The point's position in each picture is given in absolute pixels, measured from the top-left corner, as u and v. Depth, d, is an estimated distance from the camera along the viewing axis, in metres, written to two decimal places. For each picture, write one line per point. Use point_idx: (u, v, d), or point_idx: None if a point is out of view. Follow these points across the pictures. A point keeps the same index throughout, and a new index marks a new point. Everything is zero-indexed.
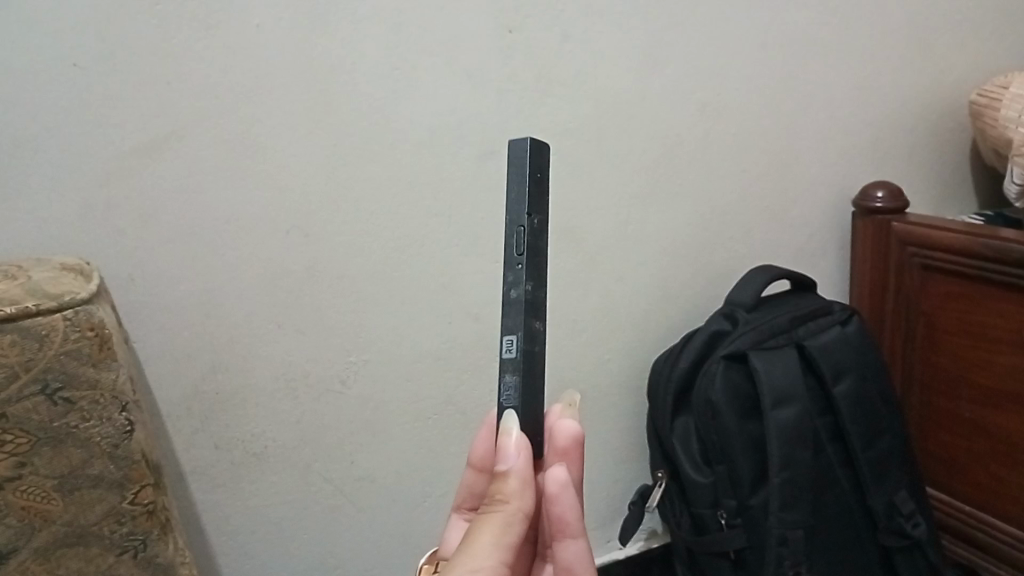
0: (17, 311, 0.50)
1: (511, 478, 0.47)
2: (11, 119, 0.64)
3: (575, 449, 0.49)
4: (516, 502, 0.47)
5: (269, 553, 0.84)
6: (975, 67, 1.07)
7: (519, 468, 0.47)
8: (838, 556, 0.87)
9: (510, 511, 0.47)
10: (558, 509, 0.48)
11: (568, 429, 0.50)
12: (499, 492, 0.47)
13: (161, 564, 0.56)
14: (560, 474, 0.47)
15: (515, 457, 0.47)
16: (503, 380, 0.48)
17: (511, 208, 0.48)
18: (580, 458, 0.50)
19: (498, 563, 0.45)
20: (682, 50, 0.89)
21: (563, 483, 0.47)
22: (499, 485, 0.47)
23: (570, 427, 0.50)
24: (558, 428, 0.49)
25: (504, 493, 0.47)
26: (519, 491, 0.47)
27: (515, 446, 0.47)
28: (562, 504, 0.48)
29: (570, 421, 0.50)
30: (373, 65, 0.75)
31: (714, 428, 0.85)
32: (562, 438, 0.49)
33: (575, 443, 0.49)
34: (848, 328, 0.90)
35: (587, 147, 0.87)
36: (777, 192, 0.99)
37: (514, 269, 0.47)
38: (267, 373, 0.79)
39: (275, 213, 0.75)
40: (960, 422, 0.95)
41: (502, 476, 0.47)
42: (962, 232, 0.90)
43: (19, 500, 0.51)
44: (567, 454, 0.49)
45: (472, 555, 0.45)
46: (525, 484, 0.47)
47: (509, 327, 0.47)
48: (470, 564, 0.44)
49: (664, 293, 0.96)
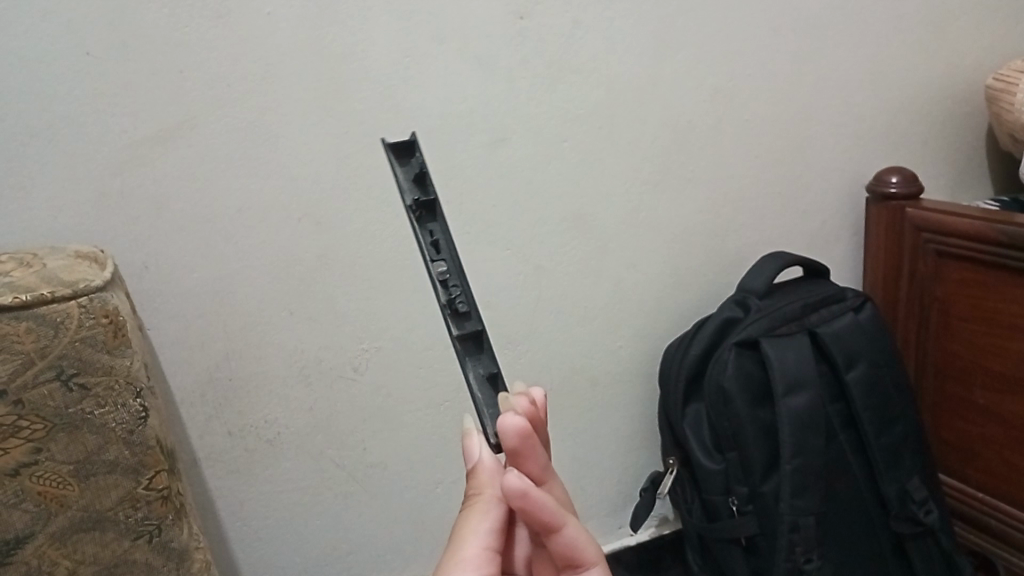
0: (33, 299, 0.51)
1: (480, 471, 0.51)
2: (25, 109, 0.65)
3: (525, 443, 0.47)
4: (489, 490, 0.50)
5: (283, 538, 0.85)
6: (993, 50, 1.05)
7: (487, 459, 0.51)
8: (848, 543, 0.87)
9: (485, 498, 0.50)
10: (531, 512, 0.47)
11: (511, 425, 0.47)
12: (473, 486, 0.51)
13: (176, 548, 0.57)
14: (514, 483, 0.46)
15: (478, 449, 0.51)
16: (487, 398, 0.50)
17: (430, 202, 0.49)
18: (533, 447, 0.48)
19: (485, 548, 0.48)
20: (696, 35, 0.88)
21: (522, 487, 0.46)
22: (473, 480, 0.51)
23: (512, 422, 0.47)
24: (501, 428, 0.47)
25: (476, 485, 0.50)
26: (489, 480, 0.50)
27: (474, 443, 0.51)
28: (532, 506, 0.47)
29: (513, 415, 0.47)
30: (385, 52, 0.75)
31: (726, 415, 0.85)
32: (507, 436, 0.47)
33: (523, 437, 0.47)
34: (861, 315, 0.89)
35: (599, 134, 0.86)
36: (790, 177, 0.98)
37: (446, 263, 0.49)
38: (279, 360, 0.79)
39: (286, 200, 0.75)
40: (974, 409, 0.95)
41: (473, 472, 0.51)
42: (979, 217, 0.88)
43: (36, 485, 0.52)
44: (518, 448, 0.48)
45: (459, 547, 0.48)
46: (495, 472, 0.51)
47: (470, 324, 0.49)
48: (459, 556, 0.48)
49: (676, 281, 0.96)
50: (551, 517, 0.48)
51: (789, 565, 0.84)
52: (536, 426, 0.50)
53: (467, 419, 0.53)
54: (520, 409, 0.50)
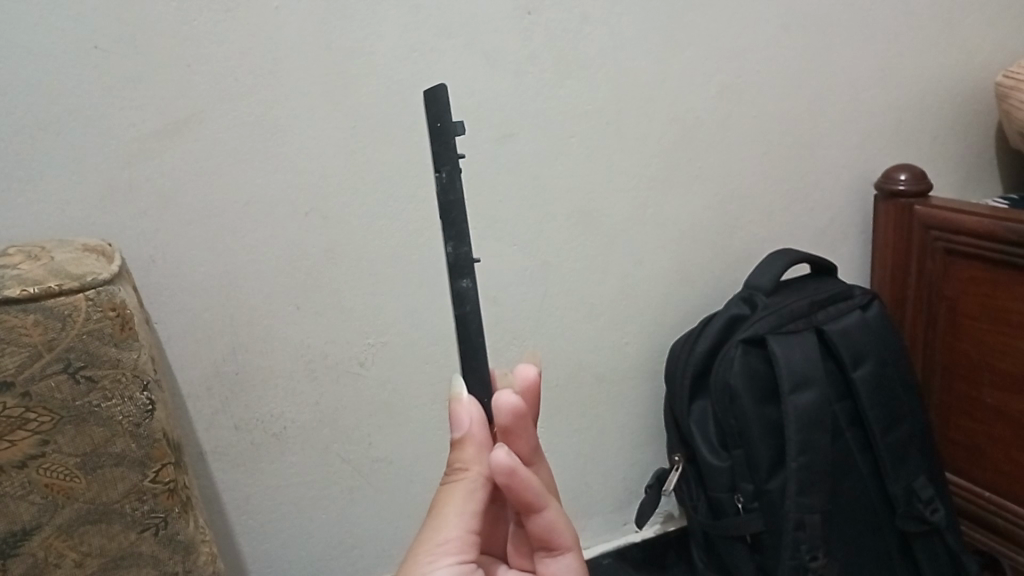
0: (40, 291, 0.51)
1: (467, 445, 0.49)
2: (34, 102, 0.65)
3: (517, 422, 0.47)
4: (475, 468, 0.48)
5: (289, 532, 0.85)
6: (1004, 46, 1.05)
7: (474, 433, 0.49)
8: (854, 541, 0.87)
9: (471, 477, 0.48)
10: (517, 491, 0.47)
11: (507, 404, 0.47)
12: (458, 460, 0.49)
13: (183, 541, 0.57)
14: (505, 460, 0.46)
15: (469, 421, 0.48)
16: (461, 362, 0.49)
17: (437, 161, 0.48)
18: (525, 428, 0.48)
19: (465, 531, 0.48)
20: (705, 31, 0.87)
21: (511, 466, 0.46)
22: (458, 454, 0.49)
23: (506, 400, 0.47)
24: (496, 404, 0.47)
25: (463, 460, 0.49)
26: (475, 457, 0.49)
27: (465, 412, 0.48)
28: (518, 485, 0.47)
29: (509, 392, 0.48)
30: (392, 47, 0.75)
31: (732, 412, 0.84)
32: (501, 413, 0.47)
33: (517, 415, 0.47)
34: (869, 312, 0.89)
35: (606, 130, 0.86)
36: (798, 173, 0.98)
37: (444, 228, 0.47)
38: (285, 355, 0.79)
39: (293, 195, 0.75)
40: (982, 408, 0.94)
41: (460, 445, 0.49)
42: (987, 215, 0.88)
43: (42, 478, 0.52)
44: (510, 427, 0.47)
45: (440, 528, 0.48)
46: (482, 449, 0.49)
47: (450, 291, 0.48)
48: (439, 538, 0.48)
49: (683, 277, 0.95)
50: (534, 499, 0.48)
51: (795, 563, 0.83)
52: (532, 407, 0.50)
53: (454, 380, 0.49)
54: (520, 387, 0.50)
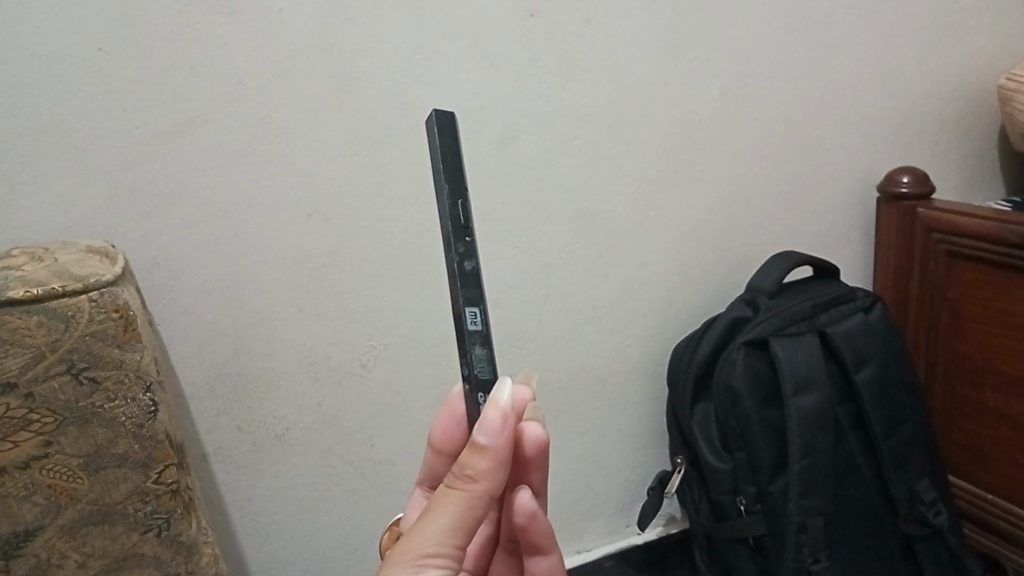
0: (44, 293, 0.51)
1: (484, 454, 0.47)
2: (37, 104, 0.65)
3: (539, 455, 0.53)
4: (485, 482, 0.47)
5: (291, 534, 0.85)
6: (1005, 48, 1.05)
7: (494, 445, 0.47)
8: (856, 544, 0.87)
9: (477, 491, 0.47)
10: (532, 532, 0.55)
11: (533, 438, 0.53)
12: (468, 467, 0.47)
13: (185, 542, 0.57)
14: (526, 503, 0.54)
15: (493, 432, 0.47)
16: (473, 354, 0.48)
17: (449, 175, 0.47)
18: (543, 464, 0.54)
19: (452, 546, 0.47)
20: (707, 33, 0.87)
21: (530, 510, 0.54)
22: (470, 461, 0.47)
23: (535, 432, 0.53)
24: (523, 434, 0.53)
25: (474, 470, 0.47)
26: (488, 470, 0.47)
27: (497, 420, 0.47)
28: (536, 527, 0.55)
29: (537, 427, 0.53)
30: (395, 50, 0.75)
31: (734, 414, 0.84)
32: (528, 447, 0.53)
33: (540, 453, 0.53)
34: (871, 315, 0.88)
35: (609, 132, 0.86)
36: (800, 176, 0.98)
37: (465, 241, 0.47)
38: (288, 357, 0.79)
39: (296, 198, 0.75)
40: (984, 411, 0.94)
41: (477, 454, 0.47)
42: (990, 219, 0.88)
43: (46, 478, 0.52)
44: (533, 461, 0.53)
45: (426, 536, 0.46)
46: (496, 465, 0.47)
47: (472, 300, 0.47)
48: (425, 549, 0.46)
49: (686, 280, 0.95)
50: (544, 543, 0.57)
51: (797, 566, 0.83)
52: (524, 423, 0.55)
53: (503, 385, 0.48)
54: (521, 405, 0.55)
